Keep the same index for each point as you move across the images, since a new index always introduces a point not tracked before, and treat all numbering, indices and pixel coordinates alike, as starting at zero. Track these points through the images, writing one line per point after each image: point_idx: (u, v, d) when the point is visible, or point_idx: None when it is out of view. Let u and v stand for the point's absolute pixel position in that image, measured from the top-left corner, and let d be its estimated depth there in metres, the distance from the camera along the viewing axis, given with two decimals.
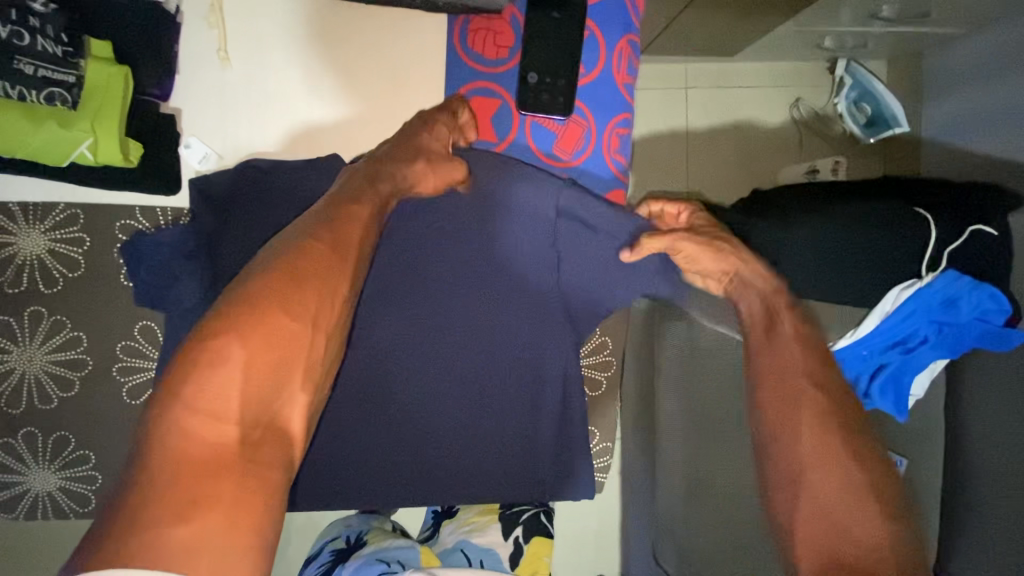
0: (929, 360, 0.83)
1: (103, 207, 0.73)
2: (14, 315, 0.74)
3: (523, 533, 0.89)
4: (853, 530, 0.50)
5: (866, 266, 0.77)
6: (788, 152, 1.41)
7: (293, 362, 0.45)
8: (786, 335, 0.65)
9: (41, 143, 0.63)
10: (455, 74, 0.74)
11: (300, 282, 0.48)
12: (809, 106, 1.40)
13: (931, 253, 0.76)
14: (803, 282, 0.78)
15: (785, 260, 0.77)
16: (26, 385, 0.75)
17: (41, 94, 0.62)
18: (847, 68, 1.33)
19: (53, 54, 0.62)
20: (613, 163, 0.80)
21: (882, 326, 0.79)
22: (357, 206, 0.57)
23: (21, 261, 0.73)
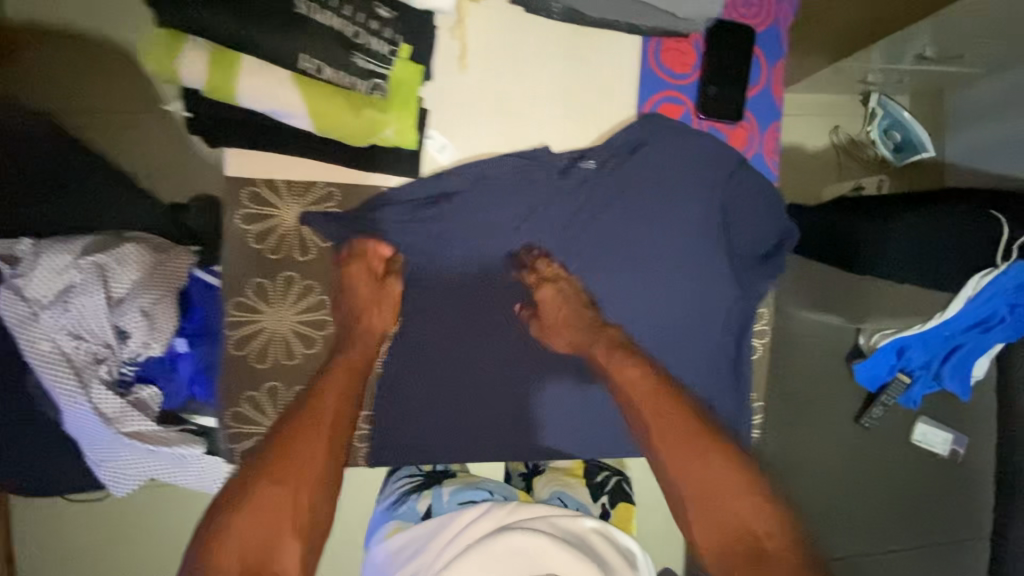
0: (998, 341, 0.97)
1: (358, 190, 0.89)
2: (272, 278, 0.95)
3: (608, 499, 0.99)
4: (735, 517, 0.70)
5: (950, 258, 0.90)
6: (830, 172, 1.59)
7: (278, 521, 0.71)
8: (626, 378, 0.83)
9: (361, 127, 0.70)
10: (651, 85, 0.87)
11: (289, 460, 0.76)
12: (846, 133, 1.59)
13: (1006, 240, 0.88)
14: (898, 268, 0.90)
15: (887, 253, 0.91)
16: (274, 340, 0.98)
17: (367, 84, 0.67)
18: (878, 101, 1.51)
19: (381, 51, 0.67)
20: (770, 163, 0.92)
21: (966, 308, 0.91)
22: (316, 420, 0.80)
23: (284, 232, 0.93)
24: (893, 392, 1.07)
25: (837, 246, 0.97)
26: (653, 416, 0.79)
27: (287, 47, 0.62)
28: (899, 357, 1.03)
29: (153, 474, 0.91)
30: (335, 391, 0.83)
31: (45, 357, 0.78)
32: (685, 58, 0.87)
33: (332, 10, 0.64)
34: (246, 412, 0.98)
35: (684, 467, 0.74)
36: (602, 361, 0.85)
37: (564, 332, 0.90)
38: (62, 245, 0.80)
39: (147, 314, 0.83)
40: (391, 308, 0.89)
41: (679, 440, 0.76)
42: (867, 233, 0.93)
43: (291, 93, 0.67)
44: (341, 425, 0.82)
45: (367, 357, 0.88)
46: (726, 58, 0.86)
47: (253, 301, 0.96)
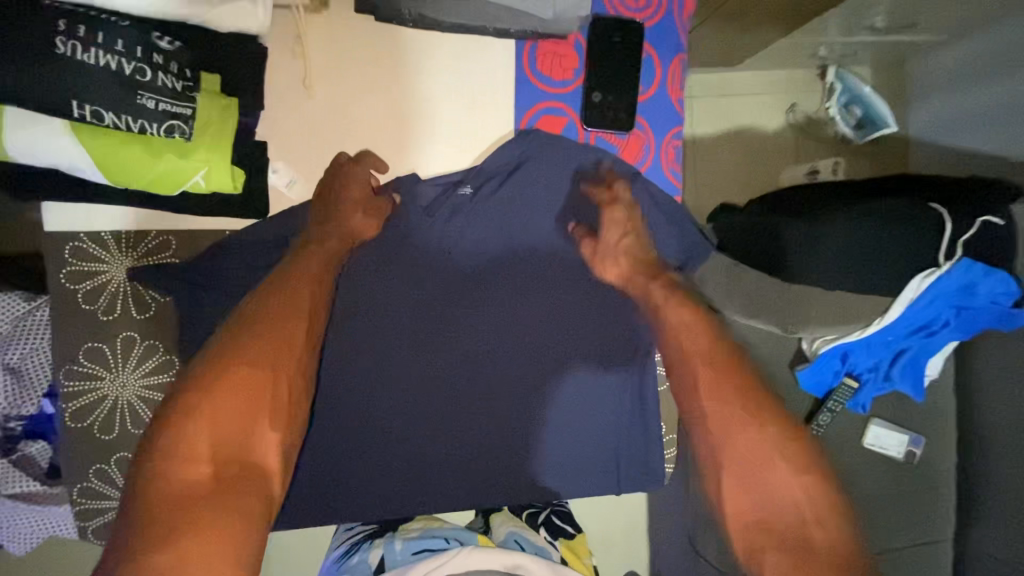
0: (945, 341, 0.91)
1: (202, 233, 0.85)
2: (109, 341, 0.85)
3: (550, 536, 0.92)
4: (777, 496, 0.60)
5: (890, 261, 0.83)
6: (787, 155, 1.49)
7: (257, 400, 0.59)
8: (677, 320, 0.80)
9: (172, 173, 0.73)
10: (531, 95, 0.93)
11: (258, 345, 0.62)
12: (803, 112, 1.50)
13: (949, 240, 0.82)
14: (828, 278, 0.84)
15: (820, 260, 0.83)
16: (118, 409, 0.85)
17: (162, 127, 0.69)
18: (837, 75, 1.42)
19: (170, 88, 0.68)
20: (670, 169, 0.97)
21: (907, 311, 0.85)
22: (295, 313, 0.69)
23: (114, 289, 0.84)
24: (841, 398, 1.00)
25: (769, 252, 0.89)
26: (701, 378, 0.70)
27: (60, 96, 0.62)
28: (843, 362, 0.97)
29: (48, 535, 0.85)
30: (309, 292, 0.72)
31: None
32: (566, 63, 0.94)
33: (99, 48, 0.63)
34: (98, 488, 0.85)
35: (728, 425, 0.65)
36: (663, 307, 0.83)
37: (617, 260, 0.90)
38: None
39: (14, 370, 0.79)
40: (375, 215, 0.85)
41: (725, 389, 0.67)
42: (793, 238, 0.86)
43: (68, 143, 0.68)
44: (314, 316, 0.72)
45: (343, 249, 0.82)
46: (611, 64, 0.93)
47: (90, 367, 0.85)
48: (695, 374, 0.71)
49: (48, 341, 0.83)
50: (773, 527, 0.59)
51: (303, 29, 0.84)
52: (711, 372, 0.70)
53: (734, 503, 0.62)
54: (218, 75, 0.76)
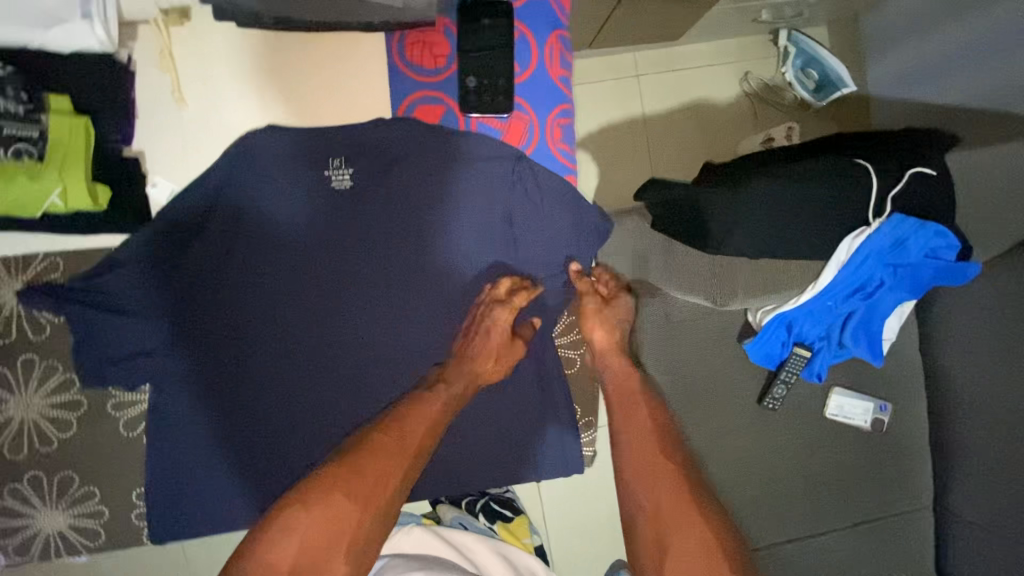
0: (891, 301, 0.88)
1: (86, 254, 0.83)
2: (9, 366, 0.84)
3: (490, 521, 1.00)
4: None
5: (814, 219, 0.80)
6: (744, 125, 1.45)
7: (336, 538, 0.67)
8: (643, 419, 0.85)
9: (18, 196, 0.71)
10: (400, 87, 0.81)
11: (357, 478, 0.71)
12: (759, 79, 1.44)
13: (876, 198, 0.79)
14: (748, 246, 0.82)
15: (740, 225, 0.79)
16: (27, 430, 0.84)
17: (9, 150, 0.70)
18: (790, 38, 1.37)
19: (14, 112, 0.70)
20: (558, 151, 0.86)
21: (840, 274, 0.83)
22: (400, 448, 0.75)
23: (9, 313, 0.84)
24: (794, 368, 0.96)
25: (689, 224, 0.84)
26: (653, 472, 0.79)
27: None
28: (790, 333, 0.94)
29: None
30: (421, 444, 0.77)
31: None
32: (439, 51, 0.83)
33: None
34: (15, 506, 0.84)
35: (679, 535, 0.74)
36: (634, 403, 0.87)
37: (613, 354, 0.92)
38: None
39: None
40: (491, 351, 0.84)
41: (672, 488, 0.77)
42: (716, 210, 0.80)
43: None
44: (421, 461, 0.76)
45: (463, 389, 0.83)
46: (487, 46, 0.81)
47: None
48: (658, 471, 0.79)
49: None
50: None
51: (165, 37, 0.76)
52: (676, 483, 0.78)
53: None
54: (68, 95, 0.74)
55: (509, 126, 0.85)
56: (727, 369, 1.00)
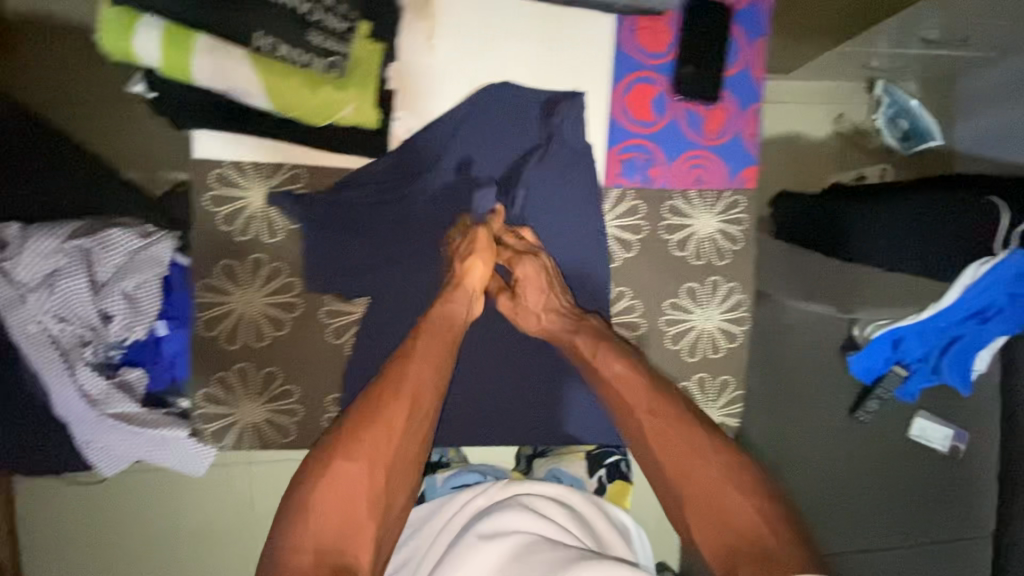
0: (996, 332, 0.95)
1: (322, 170, 0.93)
2: (240, 260, 0.94)
3: (606, 474, 1.07)
4: (737, 522, 0.71)
5: (942, 246, 0.84)
6: (832, 162, 1.52)
7: (355, 500, 0.72)
8: (615, 373, 0.90)
9: (315, 103, 0.78)
10: (626, 64, 0.95)
11: (359, 440, 0.76)
12: (851, 122, 1.52)
13: (1004, 234, 0.81)
14: (882, 250, 0.87)
15: (867, 242, 0.88)
16: (244, 321, 0.96)
17: (324, 61, 0.77)
18: (884, 88, 1.45)
19: (337, 29, 0.76)
20: (751, 142, 0.99)
21: (964, 297, 0.88)
22: (392, 396, 0.80)
23: (250, 215, 0.94)
24: (889, 386, 1.03)
25: (823, 233, 0.95)
26: (651, 427, 0.83)
27: (250, 25, 0.72)
28: (894, 349, 1.00)
29: (138, 456, 0.92)
30: (417, 384, 0.82)
31: (35, 338, 0.84)
32: (661, 37, 0.96)
33: None
34: (217, 392, 0.96)
35: (691, 476, 0.76)
36: (600, 357, 0.92)
37: (539, 317, 0.96)
38: (49, 231, 0.84)
39: (130, 298, 0.86)
40: (474, 257, 0.88)
41: (677, 444, 0.79)
42: (848, 224, 0.90)
43: (249, 72, 0.75)
44: (420, 408, 0.81)
45: (461, 309, 0.88)
46: (701, 39, 0.95)
47: (222, 283, 0.95)
48: (637, 413, 0.85)
49: (158, 279, 0.88)
50: (741, 551, 0.67)
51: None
52: (671, 416, 0.83)
53: (703, 525, 0.72)
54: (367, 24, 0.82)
55: (711, 113, 0.98)
56: (818, 380, 1.06)
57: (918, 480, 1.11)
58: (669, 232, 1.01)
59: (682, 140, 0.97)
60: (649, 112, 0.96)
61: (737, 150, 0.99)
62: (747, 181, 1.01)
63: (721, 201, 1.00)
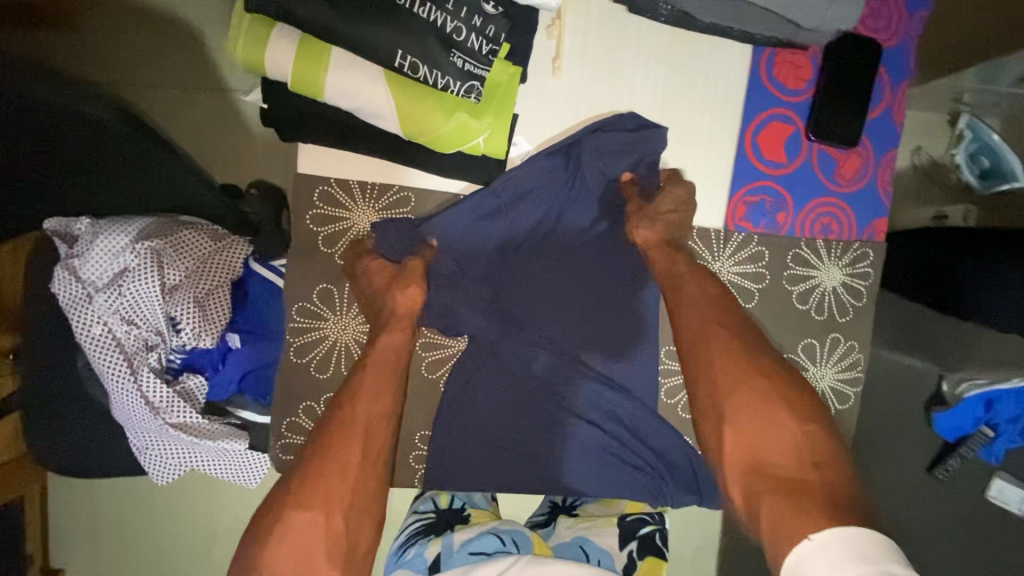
0: None
1: (432, 196, 0.90)
2: (337, 286, 0.94)
3: (638, 547, 0.90)
4: (777, 443, 0.67)
5: None
6: (906, 196, 1.45)
7: (311, 544, 0.68)
8: (695, 288, 0.83)
9: (448, 132, 0.69)
10: (760, 101, 0.88)
11: (317, 475, 0.73)
12: (929, 154, 1.44)
13: None
14: (1002, 310, 0.79)
15: (993, 301, 0.79)
16: (336, 348, 0.96)
17: (462, 86, 0.65)
18: (969, 123, 1.35)
19: (479, 52, 0.65)
20: (884, 194, 0.91)
21: None
22: (348, 432, 0.77)
23: (353, 234, 0.92)
24: (974, 446, 0.97)
25: (941, 289, 0.87)
26: (722, 335, 0.78)
27: (391, 43, 0.61)
28: (986, 410, 0.94)
29: (194, 465, 0.88)
30: (367, 413, 0.79)
31: (97, 341, 0.80)
32: (801, 74, 0.89)
33: (436, 6, 0.62)
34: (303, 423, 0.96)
35: (747, 410, 0.70)
36: (683, 279, 0.85)
37: (688, 273, 0.85)
38: (121, 228, 0.81)
39: (201, 304, 0.81)
40: (404, 284, 0.84)
41: (743, 363, 0.74)
42: (973, 280, 0.82)
43: (381, 90, 0.66)
44: (373, 442, 0.78)
45: (396, 342, 0.84)
46: (846, 73, 0.86)
47: (317, 308, 0.95)
48: (710, 341, 0.78)
49: (226, 285, 0.84)
50: (766, 466, 0.66)
51: (563, 10, 0.82)
52: (729, 341, 0.77)
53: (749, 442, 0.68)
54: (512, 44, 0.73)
55: (846, 157, 0.91)
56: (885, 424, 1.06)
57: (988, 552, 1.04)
58: (791, 283, 0.93)
59: (810, 185, 0.90)
60: (781, 152, 0.90)
61: (869, 198, 0.92)
62: (876, 232, 0.93)
63: (849, 253, 0.92)
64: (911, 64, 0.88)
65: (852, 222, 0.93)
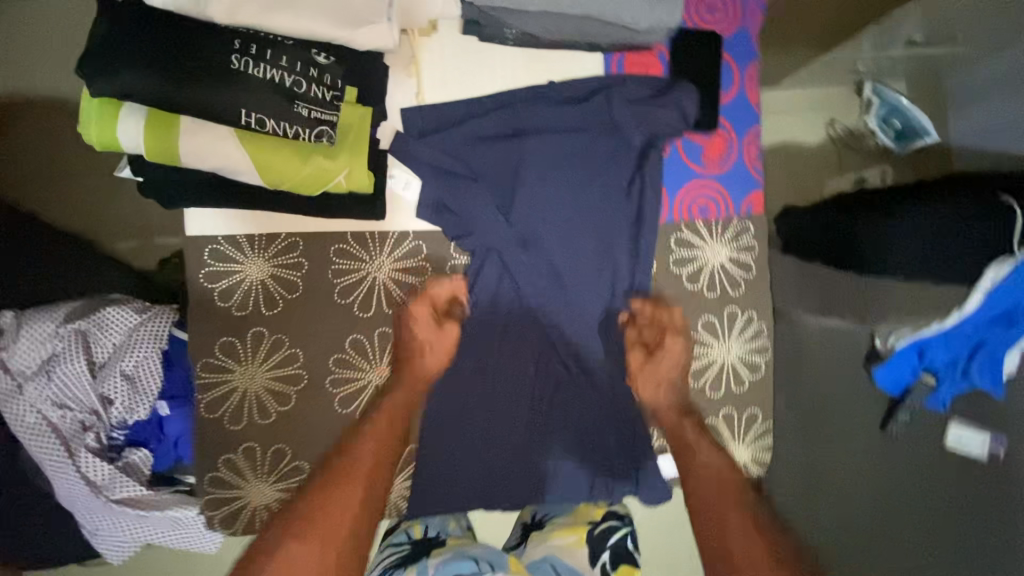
0: None
1: (322, 237, 0.87)
2: (240, 336, 0.88)
3: (609, 558, 0.75)
4: None
5: (965, 244, 0.80)
6: (829, 170, 1.42)
7: None
8: (700, 460, 0.79)
9: (307, 178, 0.71)
10: None
11: (320, 517, 0.67)
12: (844, 125, 1.40)
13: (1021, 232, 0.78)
14: (898, 255, 0.85)
15: (896, 247, 0.85)
16: (248, 401, 0.89)
17: (312, 132, 0.70)
18: (874, 90, 1.33)
19: (323, 99, 0.70)
20: (753, 170, 0.90)
21: (986, 300, 0.82)
22: (347, 472, 0.72)
23: (248, 287, 0.87)
24: (919, 397, 0.98)
25: (840, 248, 0.93)
26: (725, 495, 0.74)
27: (234, 104, 0.67)
28: (921, 358, 0.95)
29: (148, 539, 0.89)
30: (372, 459, 0.75)
31: (32, 429, 0.81)
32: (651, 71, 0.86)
33: (269, 64, 0.68)
34: (225, 477, 0.90)
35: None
36: (696, 447, 0.80)
37: (659, 387, 0.84)
38: (44, 314, 0.83)
39: (129, 377, 0.83)
40: (452, 334, 0.83)
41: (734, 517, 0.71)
42: (868, 235, 0.89)
43: (235, 149, 0.69)
44: (377, 477, 0.73)
45: (414, 397, 0.81)
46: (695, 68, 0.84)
47: (224, 360, 0.88)
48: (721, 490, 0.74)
49: (156, 355, 0.85)
50: None
51: (419, 50, 0.83)
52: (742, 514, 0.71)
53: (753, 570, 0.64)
54: (358, 87, 0.75)
55: (711, 141, 1.00)
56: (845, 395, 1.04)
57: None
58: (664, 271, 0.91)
59: (681, 175, 0.99)
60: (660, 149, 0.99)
61: (739, 177, 1.02)
62: (752, 206, 1.02)
63: (728, 230, 1.02)
64: (752, 47, 0.95)
65: (730, 202, 1.02)
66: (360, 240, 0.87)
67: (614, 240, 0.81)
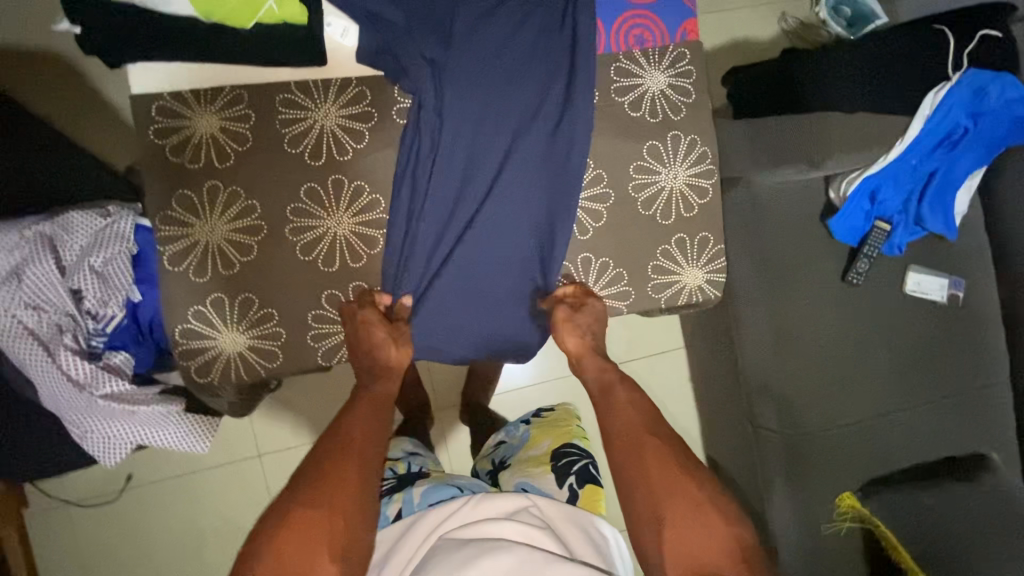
0: (968, 163, 0.95)
1: (262, 90, 0.82)
2: (194, 189, 0.81)
3: (575, 480, 0.90)
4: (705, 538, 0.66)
5: (905, 65, 0.92)
6: None
7: (314, 541, 0.63)
8: (624, 400, 0.82)
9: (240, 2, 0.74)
10: None
11: (323, 479, 0.68)
12: (795, 18, 1.44)
13: (953, 56, 0.91)
14: (839, 85, 0.92)
15: (832, 78, 0.93)
16: (210, 252, 0.82)
17: None
18: None
19: None
20: None
21: (925, 127, 0.91)
22: (341, 445, 0.73)
23: (197, 142, 0.81)
24: (876, 242, 1.01)
25: (784, 94, 0.97)
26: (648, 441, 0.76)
27: None
28: (873, 203, 1.00)
29: (136, 441, 0.90)
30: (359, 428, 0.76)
31: (8, 332, 0.81)
32: None
33: None
34: (199, 328, 0.82)
35: (675, 505, 0.68)
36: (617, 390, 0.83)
37: (581, 330, 0.86)
38: (6, 224, 0.82)
39: (100, 273, 0.85)
40: (407, 341, 0.85)
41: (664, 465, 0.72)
42: (808, 74, 0.95)
43: None
44: (370, 447, 0.75)
45: (386, 385, 0.83)
46: None
47: (181, 214, 0.81)
48: (642, 437, 0.76)
49: (126, 255, 0.88)
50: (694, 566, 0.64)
51: None
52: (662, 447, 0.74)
53: (659, 500, 0.69)
54: None
55: None
56: (809, 250, 1.05)
57: (936, 335, 1.08)
58: (619, 94, 0.87)
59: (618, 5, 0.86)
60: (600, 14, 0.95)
61: (672, 4, 0.88)
62: (687, 34, 0.89)
63: (666, 55, 0.88)
64: None
65: (665, 30, 0.89)
66: (304, 87, 0.82)
67: (559, 77, 0.83)
